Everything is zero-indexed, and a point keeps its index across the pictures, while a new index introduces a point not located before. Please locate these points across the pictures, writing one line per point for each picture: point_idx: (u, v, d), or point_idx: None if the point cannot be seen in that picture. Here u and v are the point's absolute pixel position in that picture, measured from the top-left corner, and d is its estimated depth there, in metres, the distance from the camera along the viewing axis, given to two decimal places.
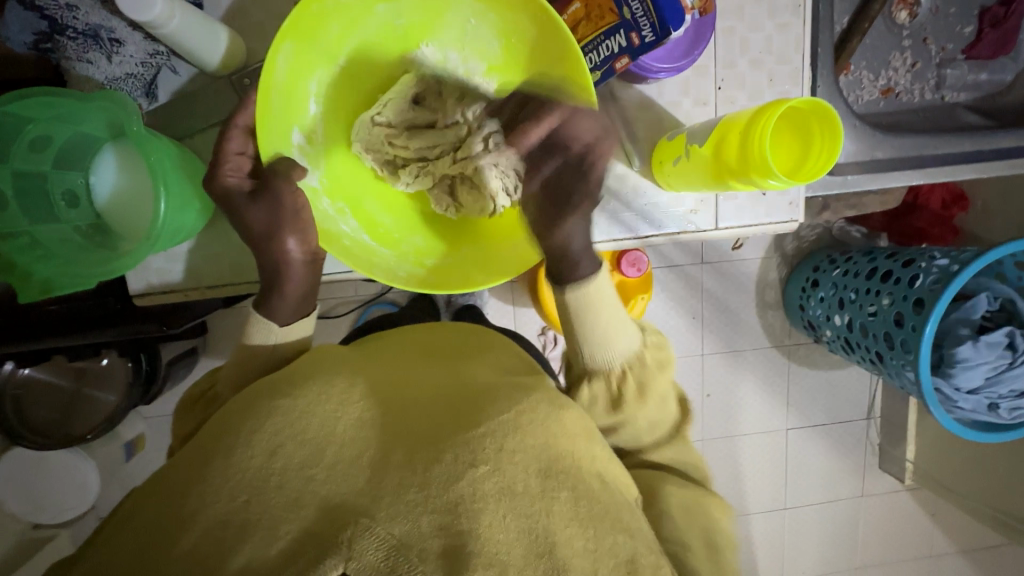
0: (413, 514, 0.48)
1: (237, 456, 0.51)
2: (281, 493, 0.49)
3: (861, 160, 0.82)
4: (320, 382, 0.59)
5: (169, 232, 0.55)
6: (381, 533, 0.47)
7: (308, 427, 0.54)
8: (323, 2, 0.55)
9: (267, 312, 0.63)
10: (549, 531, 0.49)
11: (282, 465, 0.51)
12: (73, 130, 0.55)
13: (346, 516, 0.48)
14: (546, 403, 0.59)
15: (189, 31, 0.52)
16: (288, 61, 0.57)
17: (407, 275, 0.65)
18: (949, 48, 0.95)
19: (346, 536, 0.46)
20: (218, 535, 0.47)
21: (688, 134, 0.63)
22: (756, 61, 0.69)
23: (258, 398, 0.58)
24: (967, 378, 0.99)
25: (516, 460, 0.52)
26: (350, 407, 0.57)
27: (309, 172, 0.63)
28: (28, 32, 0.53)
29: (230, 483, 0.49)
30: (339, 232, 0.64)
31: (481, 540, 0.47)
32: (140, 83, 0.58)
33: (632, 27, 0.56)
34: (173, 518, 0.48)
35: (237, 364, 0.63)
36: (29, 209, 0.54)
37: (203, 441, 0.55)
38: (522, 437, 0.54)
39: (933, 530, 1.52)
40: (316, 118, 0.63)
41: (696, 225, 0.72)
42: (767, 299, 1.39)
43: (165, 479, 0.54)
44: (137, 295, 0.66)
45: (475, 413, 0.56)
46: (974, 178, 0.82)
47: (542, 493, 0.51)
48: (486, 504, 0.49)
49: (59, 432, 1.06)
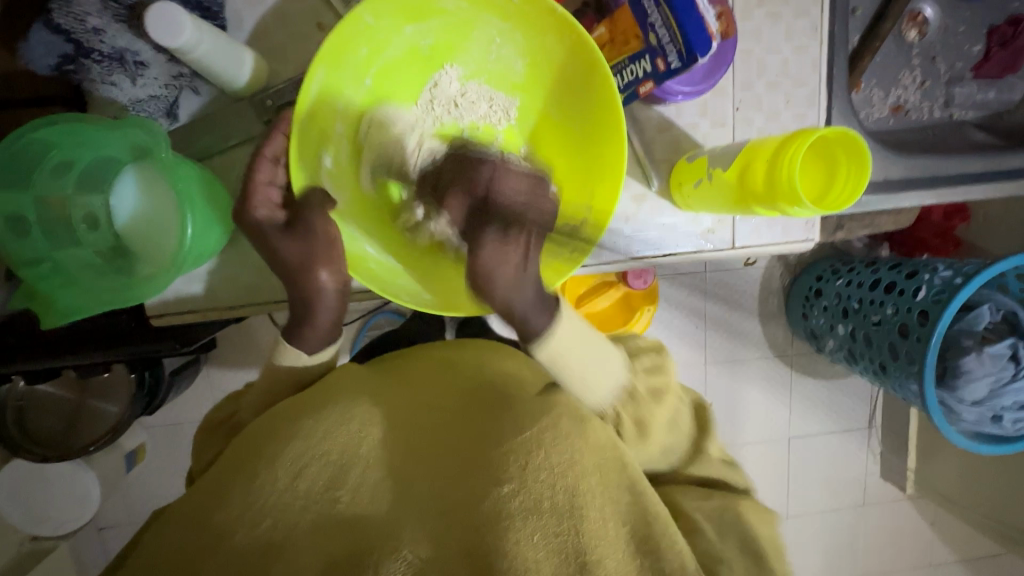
0: (439, 538, 0.49)
1: (263, 480, 0.50)
2: (307, 517, 0.49)
3: (873, 179, 0.82)
4: (341, 402, 0.58)
5: (193, 256, 0.55)
6: (408, 557, 0.46)
7: (331, 450, 0.53)
8: (356, 24, 0.55)
9: (297, 343, 0.64)
10: (580, 551, 0.47)
11: (306, 488, 0.51)
12: (94, 153, 0.54)
13: (374, 543, 0.47)
14: (568, 417, 0.55)
15: (218, 52, 0.52)
16: (320, 86, 0.57)
17: (432, 297, 0.63)
18: (957, 66, 0.96)
19: (371, 561, 0.46)
20: (244, 560, 0.46)
21: (711, 158, 0.64)
22: (773, 84, 0.70)
23: (281, 418, 0.57)
24: (972, 391, 0.99)
25: (542, 478, 0.50)
26: (373, 428, 0.56)
27: (335, 194, 0.63)
28: (53, 54, 0.53)
29: (255, 508, 0.49)
30: (365, 254, 0.64)
31: (511, 559, 0.45)
32: (162, 105, 0.57)
33: (658, 53, 0.56)
34: (201, 543, 0.48)
35: (263, 390, 0.64)
36: (50, 233, 0.53)
37: (227, 465, 0.54)
38: (547, 452, 0.51)
39: (933, 540, 1.52)
40: (341, 137, 0.63)
41: (714, 245, 0.72)
42: (770, 308, 1.39)
43: (189, 501, 0.54)
44: (152, 316, 0.66)
45: (500, 426, 0.55)
46: (982, 198, 0.83)
47: (570, 510, 0.49)
48: (513, 522, 0.48)
49: (62, 444, 1.04)
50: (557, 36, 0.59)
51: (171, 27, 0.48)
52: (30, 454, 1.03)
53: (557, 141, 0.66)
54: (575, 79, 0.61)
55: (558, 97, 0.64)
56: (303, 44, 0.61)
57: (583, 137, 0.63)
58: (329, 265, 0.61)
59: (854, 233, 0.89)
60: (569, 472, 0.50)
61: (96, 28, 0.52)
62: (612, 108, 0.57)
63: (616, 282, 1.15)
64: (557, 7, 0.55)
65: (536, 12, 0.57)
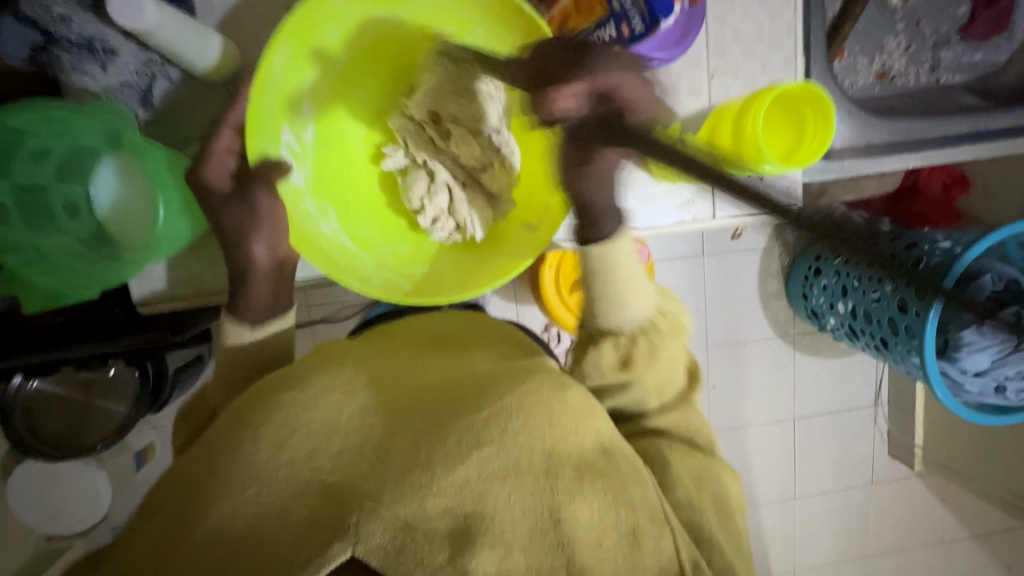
0: (419, 494, 0.46)
1: (246, 451, 0.50)
2: (289, 485, 0.48)
3: (855, 144, 0.82)
4: (324, 376, 0.57)
5: (170, 242, 0.57)
6: (387, 515, 0.45)
7: (314, 420, 0.52)
8: (325, 7, 0.58)
9: (235, 318, 0.59)
10: (555, 508, 0.48)
11: (288, 458, 0.49)
12: (73, 143, 0.55)
13: (352, 500, 0.46)
14: (550, 383, 0.56)
15: (181, 36, 0.53)
16: (284, 62, 0.58)
17: (384, 283, 0.65)
18: (943, 29, 0.95)
19: (352, 519, 0.44)
20: (230, 526, 0.46)
21: (685, 125, 0.65)
22: (749, 51, 0.69)
23: (261, 393, 0.56)
24: (973, 362, 0.98)
25: (520, 441, 0.50)
26: (354, 399, 0.54)
27: (293, 170, 0.63)
28: (25, 45, 0.53)
29: (240, 476, 0.48)
30: (316, 232, 0.63)
31: (488, 522, 0.46)
32: (136, 92, 0.58)
33: (622, 18, 0.57)
34: (186, 518, 0.47)
35: (221, 369, 0.60)
36: (31, 221, 0.55)
37: (215, 441, 0.53)
38: (526, 418, 0.51)
39: (945, 516, 1.50)
40: (306, 118, 0.63)
41: (694, 216, 0.73)
42: (769, 289, 1.38)
43: (179, 482, 0.52)
44: (139, 304, 0.67)
45: (486, 391, 0.54)
46: (970, 160, 0.82)
47: (547, 470, 0.50)
48: (491, 485, 0.48)
49: (71, 443, 1.07)
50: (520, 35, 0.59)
51: (132, 6, 0.49)
52: (38, 454, 1.06)
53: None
54: None
55: None
56: (273, 28, 0.62)
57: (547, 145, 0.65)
58: (262, 237, 0.58)
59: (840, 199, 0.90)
60: (545, 437, 0.51)
61: (63, 16, 0.52)
62: None
63: None
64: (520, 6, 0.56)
65: (500, 7, 0.58)
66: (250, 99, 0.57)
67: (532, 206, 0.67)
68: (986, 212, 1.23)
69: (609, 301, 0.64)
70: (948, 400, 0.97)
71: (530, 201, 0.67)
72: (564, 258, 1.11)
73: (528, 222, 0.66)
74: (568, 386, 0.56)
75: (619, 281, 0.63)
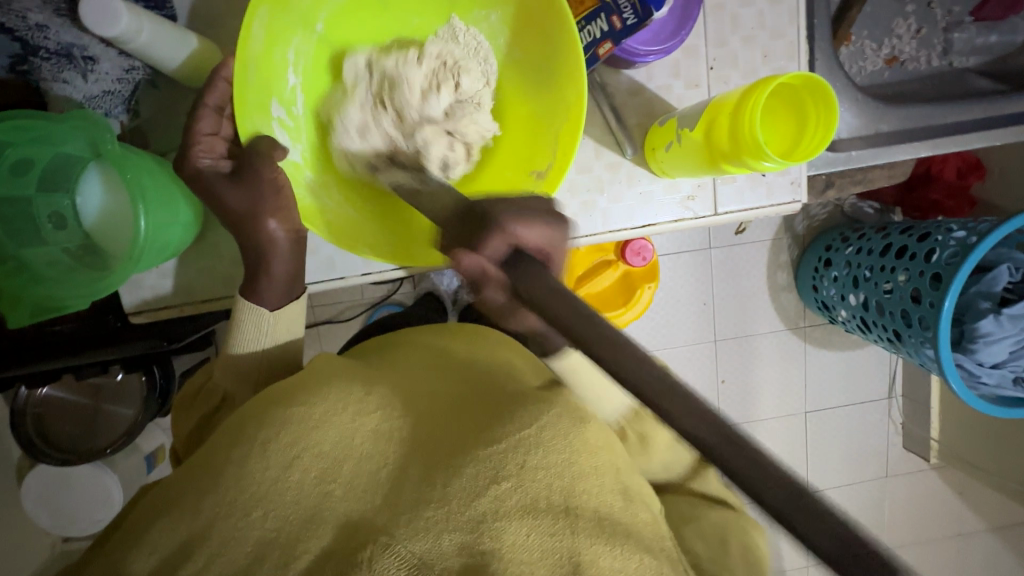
0: (435, 530, 0.44)
1: (253, 468, 0.47)
2: (298, 509, 0.45)
3: (864, 133, 0.79)
4: (334, 391, 0.55)
5: (153, 248, 0.56)
6: (403, 553, 0.43)
7: (324, 441, 0.49)
8: None
9: (254, 299, 0.61)
10: (574, 550, 0.45)
11: (299, 478, 0.47)
12: (55, 151, 0.54)
13: (364, 535, 0.44)
14: (567, 416, 0.54)
15: (159, 42, 0.52)
16: (264, 30, 0.56)
17: (394, 247, 0.63)
18: (956, 11, 0.91)
19: (364, 555, 0.42)
20: (233, 554, 0.43)
21: (681, 118, 0.61)
22: (748, 38, 0.67)
23: (268, 406, 0.53)
24: (991, 354, 0.95)
25: (539, 478, 0.48)
26: (368, 420, 0.52)
27: (291, 147, 0.62)
28: (4, 55, 0.53)
29: (244, 497, 0.45)
30: (322, 208, 0.62)
31: (506, 558, 0.44)
32: (117, 100, 0.57)
33: (613, 10, 0.56)
34: (180, 539, 0.44)
35: (234, 371, 0.60)
36: (13, 233, 0.53)
37: (216, 453, 0.50)
38: (546, 452, 0.50)
39: (964, 510, 1.47)
40: (295, 90, 0.62)
41: (695, 213, 0.70)
42: (778, 282, 1.35)
43: (169, 503, 0.48)
44: (131, 312, 0.66)
45: (512, 414, 0.53)
46: (984, 146, 0.79)
47: (565, 509, 0.48)
48: (509, 522, 0.46)
49: (81, 448, 1.07)
50: None
51: (107, 15, 0.48)
52: (47, 458, 1.06)
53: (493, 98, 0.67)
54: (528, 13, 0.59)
55: (519, 40, 0.62)
56: None
57: (549, 99, 0.60)
58: (280, 212, 0.59)
59: (847, 190, 0.87)
60: (564, 472, 0.49)
61: (40, 24, 0.52)
62: (573, 54, 0.55)
63: (615, 261, 1.12)
64: None
65: None
66: (235, 70, 0.54)
67: (533, 146, 0.63)
68: (1002, 199, 1.19)
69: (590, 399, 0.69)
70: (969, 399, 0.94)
71: (527, 143, 0.64)
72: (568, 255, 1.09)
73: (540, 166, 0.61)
74: (585, 420, 0.55)
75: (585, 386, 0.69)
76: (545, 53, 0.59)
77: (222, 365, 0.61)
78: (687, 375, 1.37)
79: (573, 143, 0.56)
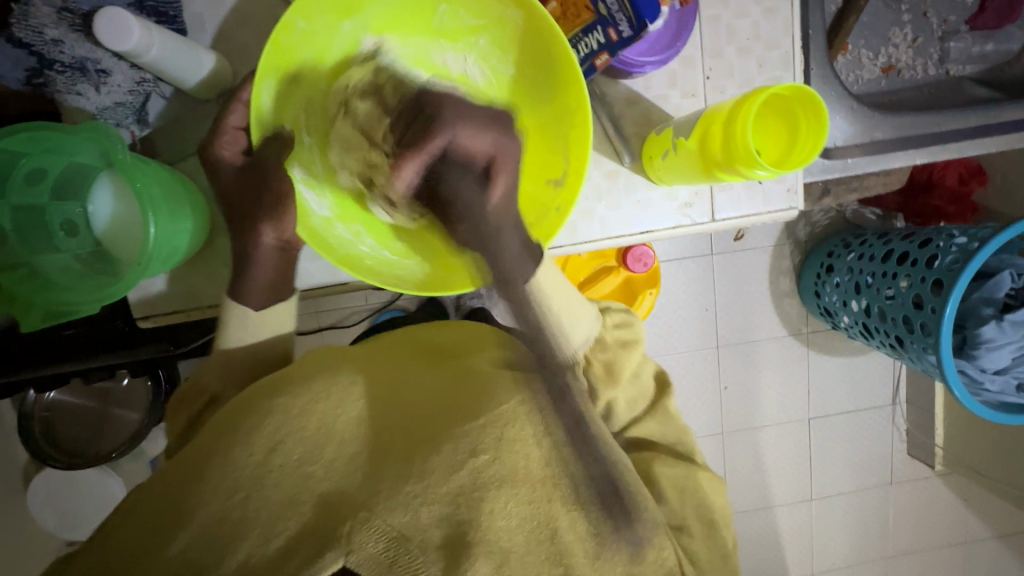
0: (413, 505, 0.47)
1: (237, 454, 0.48)
2: (280, 491, 0.46)
3: (861, 141, 0.80)
4: (318, 380, 0.56)
5: (161, 255, 0.57)
6: (381, 527, 0.45)
7: (309, 425, 0.51)
8: (292, 32, 0.57)
9: (238, 298, 0.63)
10: (551, 517, 0.50)
11: (281, 462, 0.48)
12: (67, 161, 0.55)
13: (344, 512, 0.45)
14: (544, 394, 0.57)
15: (170, 57, 0.54)
16: (273, 99, 0.60)
17: (431, 276, 0.64)
18: (952, 20, 0.92)
19: (344, 529, 0.44)
20: (216, 535, 0.44)
21: (676, 128, 0.63)
22: (744, 49, 0.68)
23: (254, 398, 0.54)
24: (993, 360, 0.95)
25: (516, 449, 0.52)
26: (350, 409, 0.54)
27: (316, 203, 0.66)
28: (21, 68, 0.55)
29: (230, 479, 0.46)
30: (359, 253, 0.65)
31: (483, 528, 0.47)
32: (130, 110, 0.59)
33: (608, 23, 0.57)
34: (164, 523, 0.45)
35: (221, 367, 0.63)
36: (27, 240, 0.55)
37: (200, 442, 0.51)
38: (522, 426, 0.54)
39: (969, 516, 1.46)
40: (311, 147, 0.66)
41: (693, 219, 0.71)
42: (782, 287, 1.36)
43: (154, 485, 0.50)
44: (139, 318, 0.68)
45: (487, 395, 0.56)
46: (981, 153, 0.79)
47: (542, 481, 0.51)
48: (487, 491, 0.49)
49: (88, 451, 1.09)
50: (521, 12, 0.59)
51: (120, 31, 0.50)
52: (55, 462, 1.07)
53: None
54: (529, 49, 0.61)
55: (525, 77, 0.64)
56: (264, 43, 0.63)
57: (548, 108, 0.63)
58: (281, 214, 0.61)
59: (845, 197, 0.88)
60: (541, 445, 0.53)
61: (55, 40, 0.55)
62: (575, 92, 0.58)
63: (616, 267, 1.13)
64: (515, 8, 0.58)
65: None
66: (252, 129, 0.59)
67: (552, 160, 0.63)
68: (1002, 204, 1.19)
69: (554, 333, 0.64)
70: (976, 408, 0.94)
71: (545, 156, 0.64)
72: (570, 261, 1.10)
73: (555, 177, 0.63)
74: (565, 396, 0.57)
75: (552, 311, 0.63)
76: (543, 83, 0.62)
77: (213, 358, 0.64)
78: (688, 380, 1.37)
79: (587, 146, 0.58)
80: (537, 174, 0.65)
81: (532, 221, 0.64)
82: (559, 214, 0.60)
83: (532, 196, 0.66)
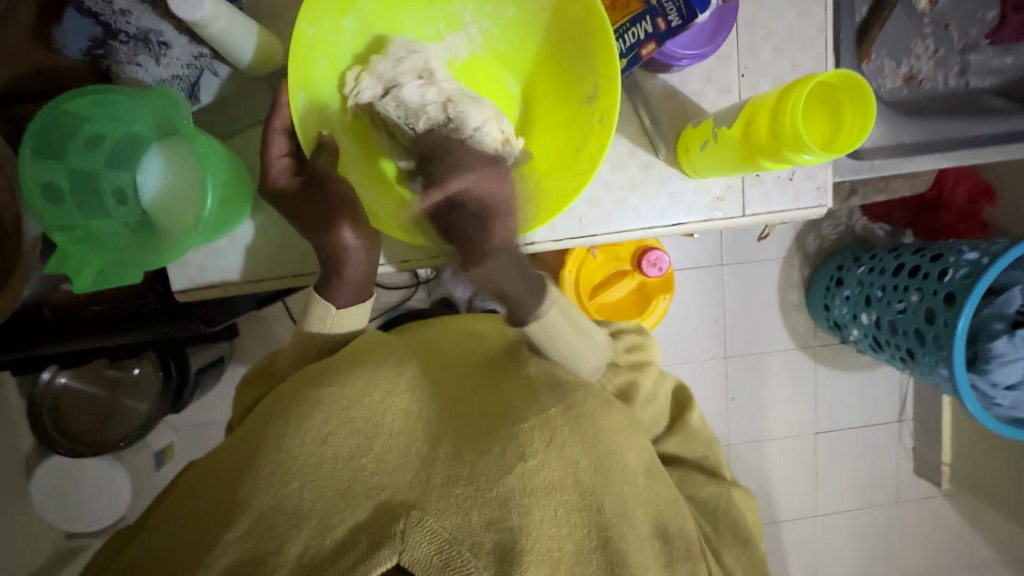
0: (463, 507, 0.49)
1: (290, 442, 0.52)
2: (333, 481, 0.50)
3: (886, 145, 0.82)
4: (368, 371, 0.59)
5: (212, 224, 0.58)
6: (433, 526, 0.48)
7: (358, 416, 0.54)
8: (304, 42, 0.59)
9: (326, 296, 0.66)
10: (603, 525, 0.52)
11: (332, 453, 0.52)
12: (125, 129, 0.57)
13: (397, 508, 0.49)
14: (592, 398, 0.60)
15: (232, 31, 0.56)
16: (308, 109, 0.63)
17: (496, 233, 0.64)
18: (972, 33, 0.94)
19: (398, 527, 0.47)
20: (273, 519, 0.48)
21: (716, 119, 0.64)
22: (778, 48, 0.70)
23: (302, 388, 0.59)
24: (1006, 375, 0.95)
25: (564, 455, 0.53)
26: (398, 400, 0.57)
27: (366, 195, 0.67)
28: (85, 38, 0.60)
29: (283, 470, 0.50)
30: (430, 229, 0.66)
31: (531, 537, 0.48)
32: (184, 85, 0.62)
33: (657, 12, 0.61)
34: (225, 506, 0.50)
35: (294, 357, 0.67)
36: (80, 203, 0.56)
37: (254, 431, 0.56)
38: (570, 431, 0.55)
39: (974, 539, 1.45)
40: (350, 148, 0.68)
41: (723, 213, 0.72)
42: (790, 299, 1.37)
43: (208, 474, 0.55)
44: (178, 291, 0.69)
45: (538, 395, 0.59)
46: (1005, 160, 0.81)
47: (592, 490, 0.53)
48: (536, 499, 0.50)
49: (95, 440, 1.06)
50: None
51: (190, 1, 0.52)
52: (61, 449, 1.04)
53: (507, 62, 0.70)
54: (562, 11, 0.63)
55: (535, 28, 0.66)
56: None
57: (562, 38, 0.65)
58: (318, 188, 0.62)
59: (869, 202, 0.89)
60: (594, 451, 0.55)
61: (123, 10, 0.59)
62: (600, 27, 0.59)
63: (631, 272, 1.13)
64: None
65: None
66: (300, 133, 0.63)
67: (579, 84, 0.64)
68: (1012, 221, 1.21)
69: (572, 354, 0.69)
70: (985, 419, 0.95)
71: (568, 90, 0.66)
72: (586, 263, 1.10)
73: (585, 97, 0.64)
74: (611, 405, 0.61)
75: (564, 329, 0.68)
76: (576, 43, 0.63)
77: (294, 340, 0.68)
78: (697, 387, 1.37)
79: (609, 49, 0.59)
80: (568, 105, 0.66)
81: (576, 146, 0.64)
82: (601, 126, 0.61)
83: (569, 126, 0.66)
